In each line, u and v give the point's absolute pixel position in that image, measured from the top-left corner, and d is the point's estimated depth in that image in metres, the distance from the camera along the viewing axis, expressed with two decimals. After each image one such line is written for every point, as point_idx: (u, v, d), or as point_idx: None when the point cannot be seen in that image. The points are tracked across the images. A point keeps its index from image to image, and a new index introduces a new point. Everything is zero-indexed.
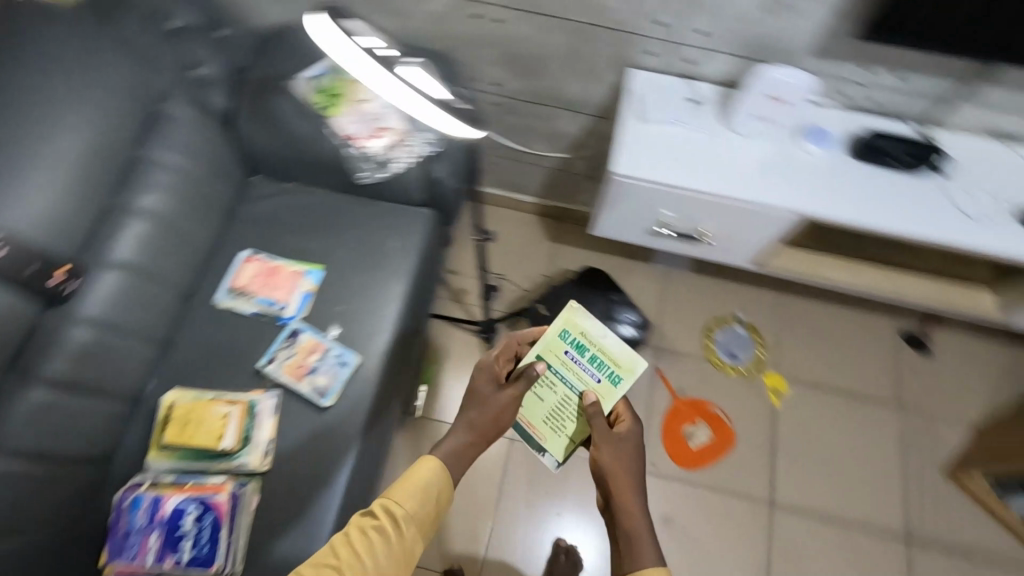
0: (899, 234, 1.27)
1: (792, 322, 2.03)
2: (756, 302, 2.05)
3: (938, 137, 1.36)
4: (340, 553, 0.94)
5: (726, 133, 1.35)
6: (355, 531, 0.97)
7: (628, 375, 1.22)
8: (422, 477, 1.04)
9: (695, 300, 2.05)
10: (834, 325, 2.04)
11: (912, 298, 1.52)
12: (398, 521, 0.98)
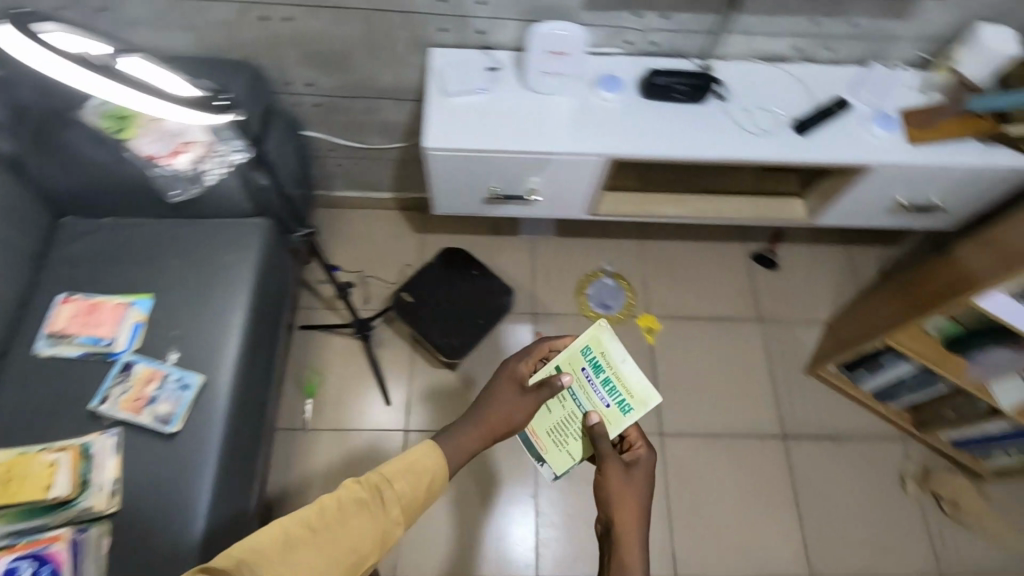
0: (692, 159, 1.39)
1: (653, 264, 2.16)
2: (619, 252, 2.17)
3: (718, 66, 1.50)
4: (319, 520, 0.86)
5: (526, 94, 1.43)
6: (345, 500, 0.89)
7: (639, 406, 1.16)
8: (428, 466, 0.97)
9: (564, 261, 2.14)
10: (690, 260, 2.18)
11: (729, 216, 1.67)
12: (385, 506, 0.91)
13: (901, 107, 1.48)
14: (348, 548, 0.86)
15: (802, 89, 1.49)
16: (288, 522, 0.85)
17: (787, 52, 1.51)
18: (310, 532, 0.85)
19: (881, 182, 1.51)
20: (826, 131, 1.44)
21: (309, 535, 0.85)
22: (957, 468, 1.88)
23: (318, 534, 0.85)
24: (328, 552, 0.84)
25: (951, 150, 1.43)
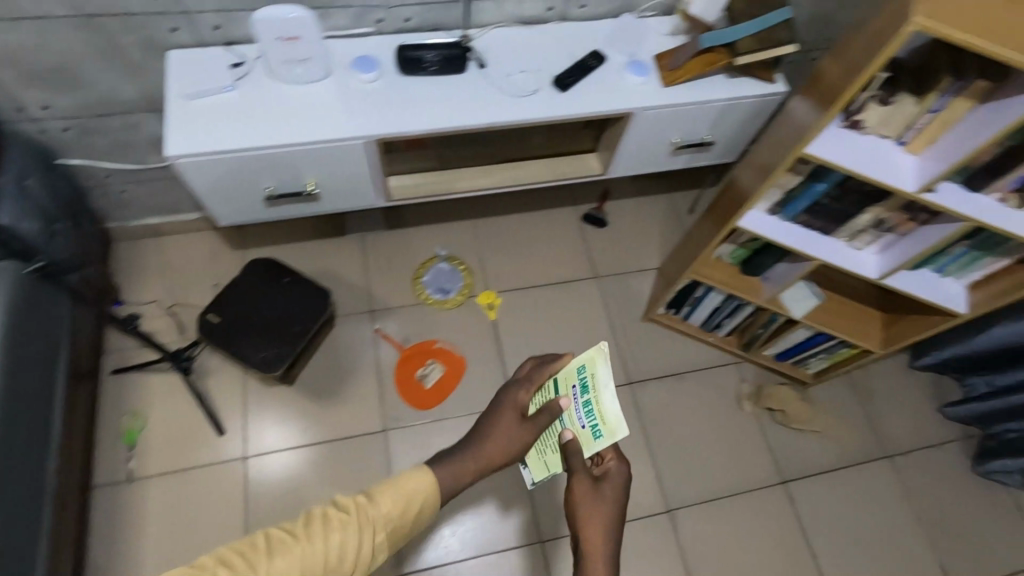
0: (455, 130, 1.40)
1: (487, 240, 2.17)
2: (452, 234, 2.16)
3: (477, 34, 1.51)
4: (302, 530, 0.97)
5: (275, 85, 1.36)
6: (329, 513, 0.99)
7: (609, 435, 1.06)
8: (406, 492, 1.06)
9: (396, 252, 2.10)
10: (523, 230, 2.21)
11: (525, 181, 1.71)
12: (360, 523, 1.00)
13: (654, 53, 1.54)
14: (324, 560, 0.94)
15: (562, 47, 1.53)
16: (279, 530, 0.96)
17: (543, 13, 1.54)
18: (293, 539, 0.95)
19: (649, 127, 1.58)
20: (585, 85, 1.48)
21: (291, 540, 0.94)
22: (784, 380, 2.04)
23: (298, 540, 0.94)
24: (306, 556, 0.93)
25: (701, 87, 1.52)
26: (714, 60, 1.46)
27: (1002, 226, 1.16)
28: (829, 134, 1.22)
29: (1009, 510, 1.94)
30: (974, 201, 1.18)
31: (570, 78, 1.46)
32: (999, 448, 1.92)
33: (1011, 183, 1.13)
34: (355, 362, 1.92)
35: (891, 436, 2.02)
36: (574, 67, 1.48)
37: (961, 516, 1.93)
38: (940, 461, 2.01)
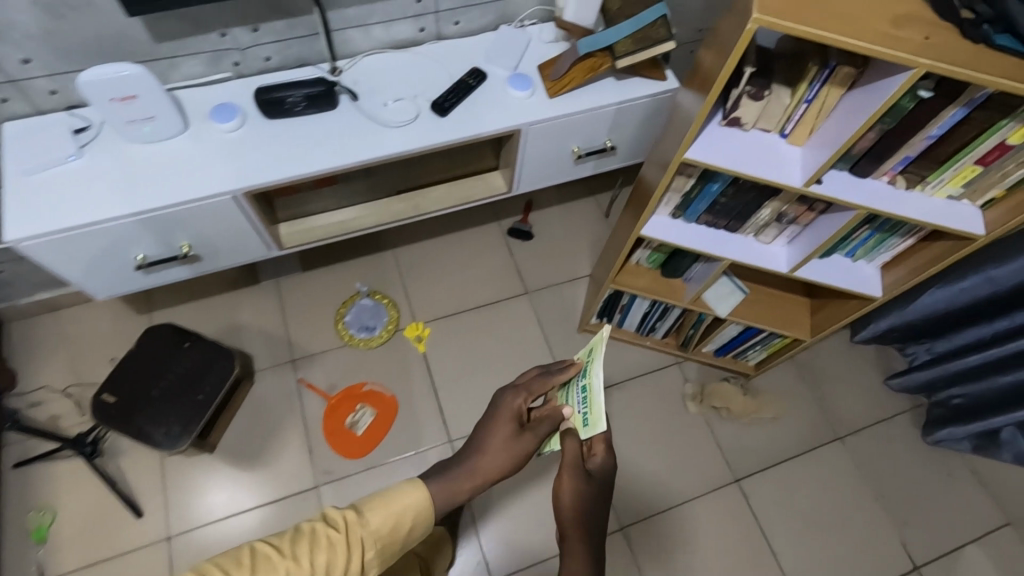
0: (329, 169, 1.31)
1: (410, 269, 2.09)
2: (372, 268, 2.08)
3: (348, 66, 1.42)
4: (288, 547, 0.83)
5: (128, 148, 1.26)
6: (321, 528, 0.85)
7: (594, 422, 1.04)
8: (403, 507, 0.91)
9: (315, 294, 2.01)
10: (447, 253, 2.14)
11: (426, 210, 1.63)
12: (352, 543, 0.86)
13: (538, 64, 1.48)
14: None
15: (440, 69, 1.45)
16: (260, 545, 0.82)
17: (417, 34, 1.47)
18: (276, 558, 0.81)
19: (544, 140, 1.51)
20: (467, 105, 1.40)
21: (274, 561, 0.81)
22: (728, 375, 1.99)
23: (282, 561, 0.81)
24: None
25: (589, 94, 1.45)
26: (595, 65, 1.40)
27: (892, 209, 1.11)
28: (707, 132, 1.17)
29: (966, 476, 1.90)
30: (861, 186, 1.13)
31: (449, 101, 1.38)
32: (946, 415, 1.88)
33: (894, 165, 1.09)
34: (280, 417, 1.82)
35: (842, 416, 1.98)
36: (453, 88, 1.40)
37: (919, 489, 1.89)
38: (893, 435, 1.97)
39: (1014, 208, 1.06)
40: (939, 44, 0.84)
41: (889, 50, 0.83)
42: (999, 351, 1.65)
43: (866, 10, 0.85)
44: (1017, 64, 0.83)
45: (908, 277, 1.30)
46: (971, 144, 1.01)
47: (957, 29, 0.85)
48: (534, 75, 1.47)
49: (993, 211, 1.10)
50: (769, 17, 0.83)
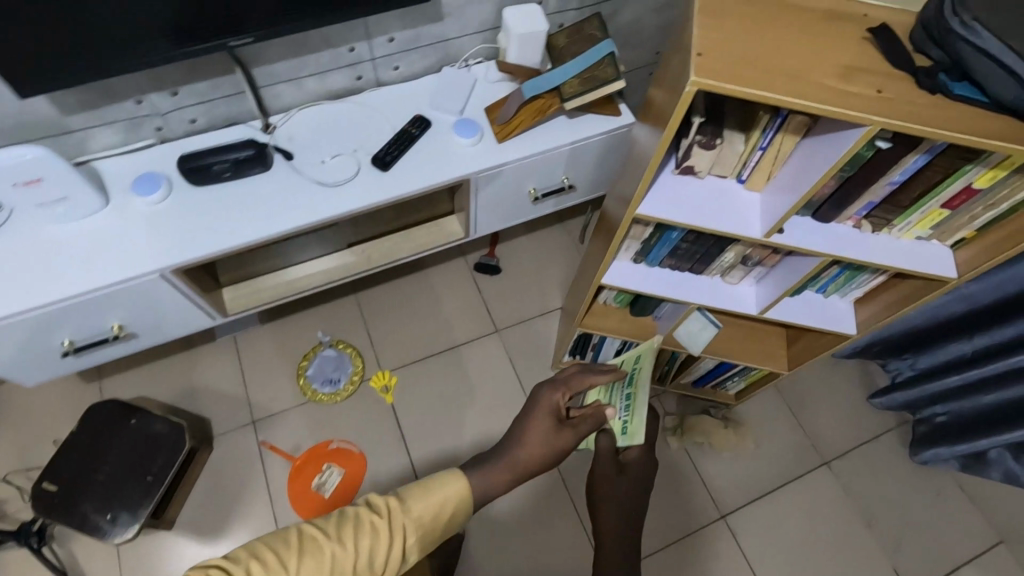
0: (263, 238, 1.22)
1: (373, 314, 2.01)
2: (333, 315, 1.99)
3: (281, 122, 1.34)
4: (333, 531, 0.81)
5: (42, 231, 1.17)
6: (366, 513, 0.83)
7: (633, 434, 1.19)
8: (444, 496, 0.87)
9: (275, 348, 1.92)
10: (411, 294, 2.05)
11: (380, 262, 1.55)
12: (394, 533, 0.82)
13: (485, 107, 1.40)
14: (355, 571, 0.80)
15: (381, 118, 1.37)
16: (307, 528, 0.81)
17: (354, 82, 1.38)
18: (320, 543, 0.79)
19: (496, 186, 1.43)
20: (410, 157, 1.33)
21: (318, 545, 0.79)
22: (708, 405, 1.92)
23: (327, 545, 0.79)
24: (335, 567, 0.79)
25: (540, 136, 1.38)
26: (542, 106, 1.32)
27: (859, 256, 1.04)
28: (659, 183, 1.10)
29: (956, 494, 1.84)
30: (824, 232, 1.07)
31: (391, 155, 1.30)
32: (931, 433, 1.81)
33: (857, 211, 1.03)
34: (242, 484, 1.73)
35: (826, 439, 1.92)
36: (395, 139, 1.32)
37: (909, 511, 1.83)
38: (880, 455, 1.91)
39: (985, 249, 1.00)
40: (895, 98, 0.77)
41: (843, 110, 0.76)
42: (984, 372, 1.58)
43: (814, 65, 0.79)
44: (981, 114, 0.77)
45: (881, 314, 1.23)
46: (936, 189, 0.94)
47: (913, 78, 0.79)
48: (481, 119, 1.39)
49: (964, 250, 1.04)
50: (712, 83, 0.76)
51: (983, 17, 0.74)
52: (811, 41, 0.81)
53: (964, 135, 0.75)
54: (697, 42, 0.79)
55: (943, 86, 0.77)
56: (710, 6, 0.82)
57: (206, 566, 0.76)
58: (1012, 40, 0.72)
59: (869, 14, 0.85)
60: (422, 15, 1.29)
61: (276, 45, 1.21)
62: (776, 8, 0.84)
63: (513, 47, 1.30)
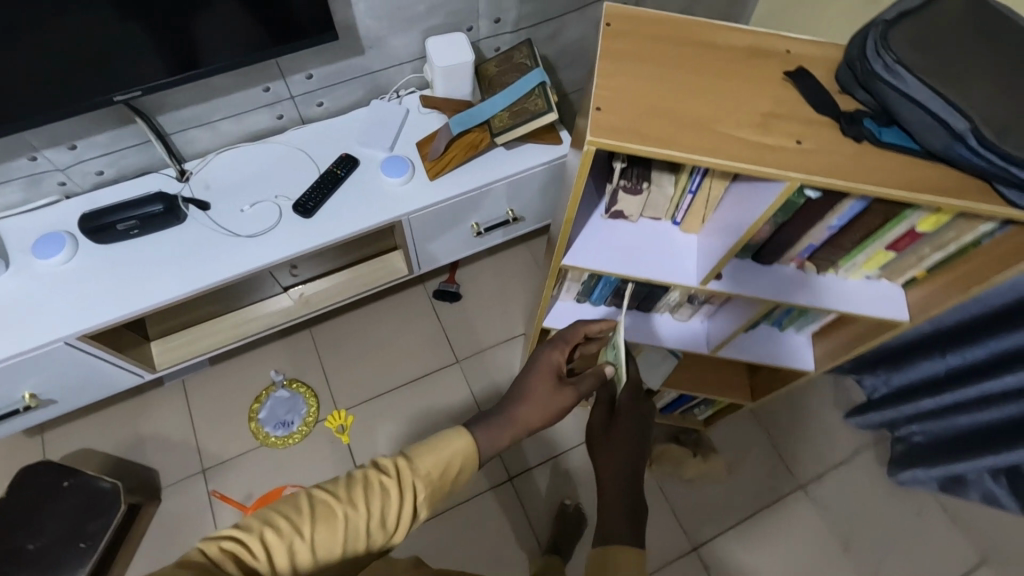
0: (177, 297, 1.15)
1: (329, 349, 1.93)
2: (288, 352, 1.92)
3: (198, 168, 1.26)
4: (346, 494, 0.66)
5: None
6: (374, 475, 0.69)
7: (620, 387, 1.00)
8: (457, 449, 0.74)
9: (227, 391, 1.84)
10: (369, 327, 1.98)
11: (320, 305, 1.48)
12: (409, 493, 0.69)
13: (416, 142, 1.32)
14: (371, 535, 0.66)
15: (305, 159, 1.29)
16: (313, 493, 0.65)
17: (275, 122, 1.30)
18: (332, 507, 0.65)
19: (432, 224, 1.36)
20: (336, 201, 1.25)
21: (330, 510, 0.64)
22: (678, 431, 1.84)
23: (341, 509, 0.65)
24: (350, 532, 0.65)
25: (476, 171, 1.30)
26: (472, 140, 1.25)
27: (802, 300, 0.97)
28: (589, 226, 1.02)
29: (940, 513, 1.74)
30: (764, 275, 0.99)
31: (313, 201, 1.23)
32: (909, 452, 1.73)
33: (798, 253, 0.95)
34: (190, 539, 1.65)
35: (801, 461, 1.85)
36: (318, 182, 1.25)
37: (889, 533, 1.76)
38: (858, 475, 1.84)
39: (937, 291, 0.92)
40: (817, 149, 0.70)
41: (758, 167, 0.68)
42: (951, 396, 1.52)
43: (728, 113, 0.71)
44: (912, 163, 0.69)
45: (837, 352, 1.16)
46: (877, 233, 0.87)
47: (838, 124, 0.71)
48: (412, 155, 1.31)
49: (916, 289, 0.97)
50: (612, 142, 0.68)
51: (908, 60, 0.67)
52: (726, 86, 0.73)
53: (893, 189, 0.67)
54: (598, 93, 0.72)
55: (870, 134, 0.70)
56: (613, 51, 0.75)
57: (202, 547, 0.60)
58: (939, 85, 0.65)
59: (791, 51, 0.77)
60: (340, 49, 1.21)
61: (180, 90, 1.13)
62: (687, 50, 0.76)
63: (439, 79, 1.23)
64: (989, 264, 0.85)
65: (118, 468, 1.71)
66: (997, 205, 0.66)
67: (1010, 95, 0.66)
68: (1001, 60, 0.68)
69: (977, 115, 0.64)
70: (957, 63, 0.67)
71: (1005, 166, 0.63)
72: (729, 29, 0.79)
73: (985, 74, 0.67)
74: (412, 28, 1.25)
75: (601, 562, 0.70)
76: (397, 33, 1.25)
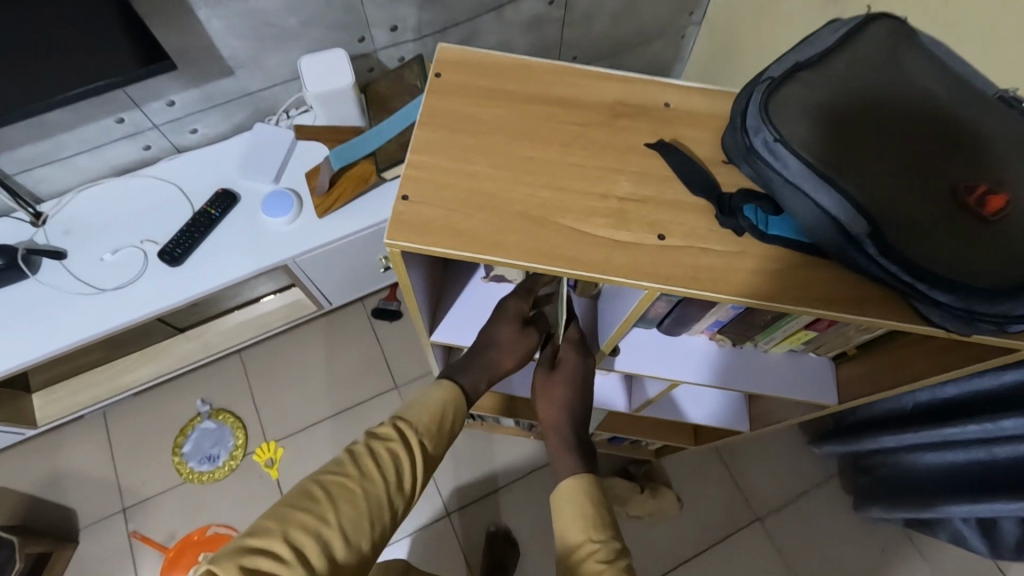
0: (32, 362, 1.03)
1: (256, 372, 1.66)
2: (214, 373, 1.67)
3: (54, 211, 1.12)
4: (357, 473, 0.63)
5: None
6: (378, 443, 0.66)
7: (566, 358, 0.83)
8: (448, 397, 0.72)
9: (145, 418, 1.61)
10: (301, 345, 1.70)
11: (220, 348, 1.37)
12: (417, 450, 0.68)
13: (304, 171, 1.15)
14: (394, 501, 0.65)
15: (177, 195, 1.14)
16: (322, 478, 0.63)
17: (144, 153, 1.15)
18: (346, 485, 0.62)
19: (329, 264, 1.21)
20: (210, 245, 1.11)
21: (347, 490, 0.62)
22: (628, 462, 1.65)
23: (356, 485, 0.63)
24: (373, 505, 0.63)
25: (372, 207, 1.14)
26: (359, 172, 1.10)
27: (719, 381, 0.83)
28: (463, 297, 0.87)
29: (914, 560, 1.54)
30: (669, 351, 0.85)
31: (181, 247, 1.08)
32: (873, 486, 1.50)
33: (705, 327, 0.81)
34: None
35: (757, 491, 1.63)
36: (188, 225, 1.10)
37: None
38: (824, 504, 1.62)
39: (867, 373, 0.80)
40: (682, 245, 0.57)
41: (607, 274, 0.56)
42: (900, 439, 1.26)
43: (575, 198, 0.59)
44: (804, 263, 0.56)
45: (771, 416, 1.00)
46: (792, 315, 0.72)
47: (714, 209, 0.59)
48: (299, 188, 1.15)
49: (847, 366, 0.84)
50: (422, 245, 0.56)
51: (798, 135, 0.51)
52: (578, 160, 0.61)
53: (775, 302, 0.55)
54: (415, 176, 0.59)
55: (755, 225, 0.56)
56: (445, 117, 0.62)
57: (227, 565, 0.55)
58: (835, 172, 0.50)
59: (670, 103, 0.65)
60: (202, 72, 1.04)
61: (10, 128, 0.98)
62: (539, 109, 0.64)
63: (316, 106, 1.08)
64: (925, 355, 0.73)
65: (35, 507, 1.51)
66: (901, 318, 0.54)
67: (926, 184, 0.51)
68: (909, 128, 0.53)
69: (881, 216, 0.49)
70: (863, 137, 0.52)
71: (914, 283, 0.49)
72: (598, 79, 0.66)
73: (898, 153, 0.52)
74: (291, 45, 1.06)
75: (565, 488, 0.69)
76: (274, 51, 1.06)
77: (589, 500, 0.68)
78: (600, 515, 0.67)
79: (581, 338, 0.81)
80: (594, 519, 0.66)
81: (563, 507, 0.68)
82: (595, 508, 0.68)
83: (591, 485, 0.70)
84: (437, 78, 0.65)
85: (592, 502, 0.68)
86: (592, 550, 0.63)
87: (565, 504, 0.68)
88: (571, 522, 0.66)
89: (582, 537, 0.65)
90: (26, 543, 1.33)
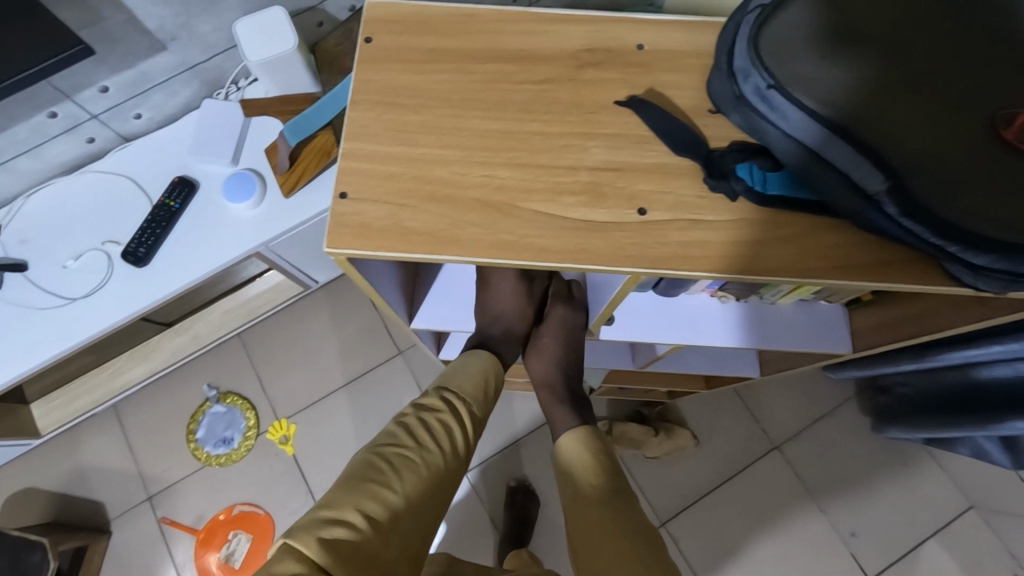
0: (21, 377, 1.00)
1: (244, 350, 1.47)
2: (210, 353, 1.47)
3: (7, 220, 1.05)
4: (415, 444, 0.60)
5: None
6: (428, 414, 0.63)
7: None
8: (485, 366, 0.70)
9: (149, 409, 1.44)
10: (290, 317, 1.50)
11: (209, 339, 1.36)
12: (467, 421, 0.65)
13: (264, 149, 1.07)
14: (452, 471, 0.62)
15: (132, 187, 1.07)
16: (380, 451, 0.59)
17: (89, 146, 1.06)
18: (408, 456, 0.59)
19: (305, 243, 1.15)
20: (175, 240, 1.04)
21: (409, 461, 0.59)
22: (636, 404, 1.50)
23: (416, 456, 0.59)
24: (434, 474, 0.60)
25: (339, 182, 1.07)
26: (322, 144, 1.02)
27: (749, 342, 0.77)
28: (442, 279, 0.80)
29: (941, 476, 1.40)
30: (682, 316, 0.78)
31: (144, 246, 1.02)
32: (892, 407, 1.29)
33: (708, 285, 0.75)
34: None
35: (775, 417, 1.45)
36: (148, 220, 1.02)
37: (887, 502, 1.38)
38: None
39: (890, 321, 0.74)
40: (670, 218, 0.50)
41: (585, 261, 0.49)
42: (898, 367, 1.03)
43: (539, 174, 0.51)
44: (812, 225, 0.50)
45: (785, 360, 0.94)
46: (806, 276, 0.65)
47: (704, 172, 0.51)
48: (261, 167, 1.07)
49: (864, 312, 0.78)
50: (371, 250, 0.49)
51: (798, 69, 0.43)
52: (541, 127, 0.53)
53: (782, 275, 0.49)
54: (355, 169, 0.51)
55: (751, 186, 0.49)
56: (383, 91, 0.54)
57: (307, 538, 0.50)
58: (846, 118, 0.43)
59: (644, 45, 0.55)
60: (129, 50, 0.93)
61: None
62: (490, 69, 0.55)
63: (263, 78, 0.99)
64: (953, 303, 0.66)
65: (60, 505, 1.37)
66: (929, 284, 0.48)
67: (953, 124, 0.43)
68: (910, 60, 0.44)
69: (902, 160, 0.42)
70: (879, 65, 0.43)
71: (941, 245, 0.44)
72: (559, 23, 0.56)
73: (924, 83, 0.43)
74: (226, 9, 0.95)
75: (566, 441, 0.68)
76: (210, 19, 0.95)
77: (591, 448, 0.66)
78: (600, 459, 0.65)
79: (571, 292, 0.77)
80: (592, 465, 0.65)
81: (565, 456, 0.67)
82: (594, 454, 0.66)
83: (589, 434, 0.68)
84: (368, 45, 0.55)
85: (590, 448, 0.66)
86: (592, 495, 0.62)
87: (567, 453, 0.67)
88: (571, 470, 0.65)
89: (583, 483, 0.63)
90: (59, 541, 1.19)
